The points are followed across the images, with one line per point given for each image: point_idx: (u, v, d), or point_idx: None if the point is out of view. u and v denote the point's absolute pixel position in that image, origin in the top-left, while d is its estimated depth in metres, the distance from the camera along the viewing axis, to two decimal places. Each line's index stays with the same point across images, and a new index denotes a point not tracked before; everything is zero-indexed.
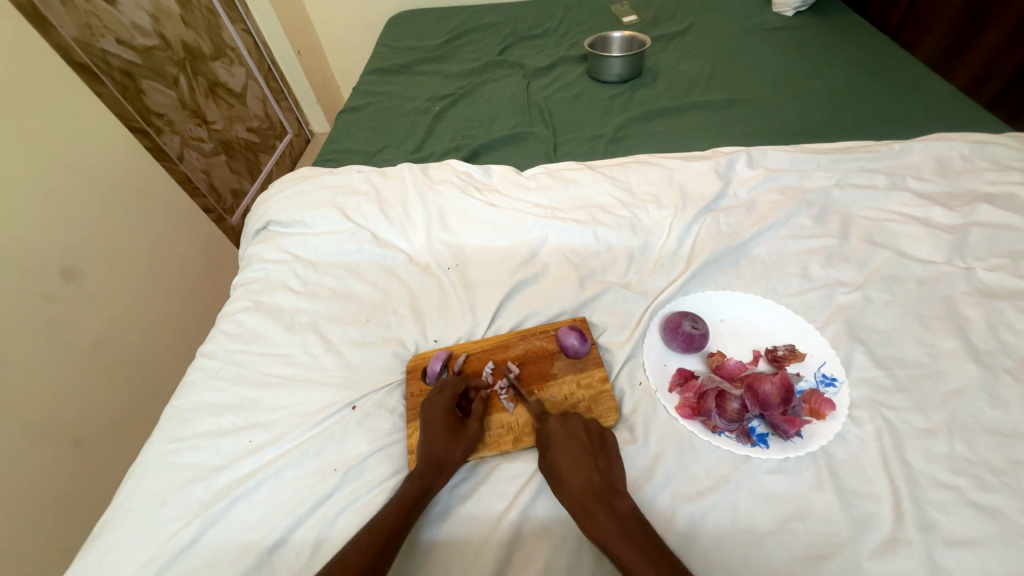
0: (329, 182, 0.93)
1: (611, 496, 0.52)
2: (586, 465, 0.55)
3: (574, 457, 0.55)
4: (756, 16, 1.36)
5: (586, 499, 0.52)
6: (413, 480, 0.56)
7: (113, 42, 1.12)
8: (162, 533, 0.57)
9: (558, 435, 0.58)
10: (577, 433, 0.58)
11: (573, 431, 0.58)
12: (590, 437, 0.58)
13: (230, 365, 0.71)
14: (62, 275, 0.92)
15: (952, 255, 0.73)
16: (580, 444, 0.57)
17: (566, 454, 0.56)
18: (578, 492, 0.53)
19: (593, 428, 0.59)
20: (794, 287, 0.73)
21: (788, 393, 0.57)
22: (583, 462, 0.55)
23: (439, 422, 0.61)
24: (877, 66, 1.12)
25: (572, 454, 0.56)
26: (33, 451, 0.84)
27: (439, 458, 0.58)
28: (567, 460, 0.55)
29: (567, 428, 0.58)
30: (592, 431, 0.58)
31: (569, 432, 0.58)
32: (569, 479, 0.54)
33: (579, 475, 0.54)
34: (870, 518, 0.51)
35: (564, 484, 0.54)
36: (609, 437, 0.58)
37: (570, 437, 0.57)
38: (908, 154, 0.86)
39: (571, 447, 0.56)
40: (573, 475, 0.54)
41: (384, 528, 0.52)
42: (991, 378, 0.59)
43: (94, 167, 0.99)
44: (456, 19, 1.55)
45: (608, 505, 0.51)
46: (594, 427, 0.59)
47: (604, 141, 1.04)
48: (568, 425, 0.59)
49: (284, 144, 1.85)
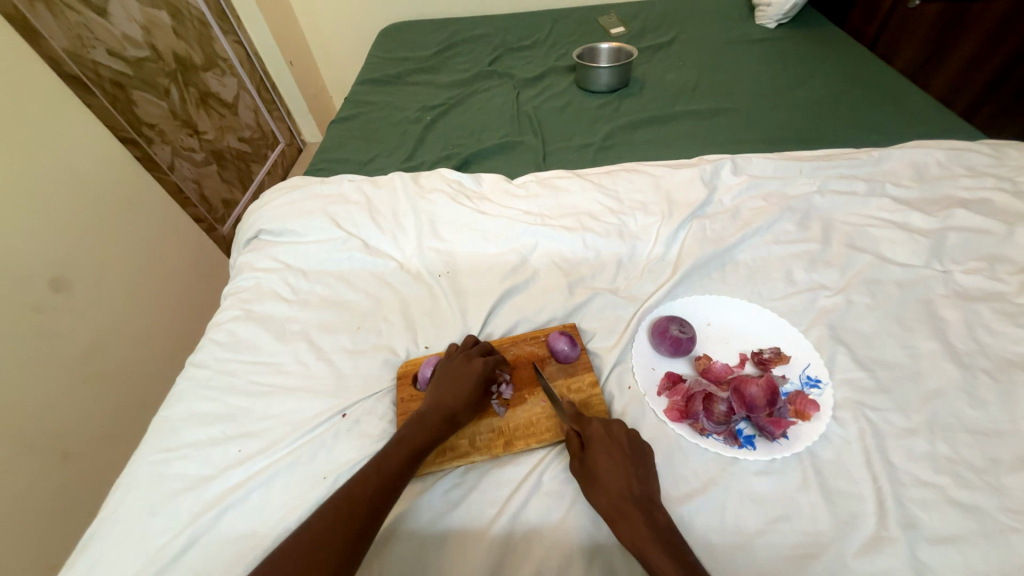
0: (320, 191, 0.93)
1: (650, 505, 0.52)
2: (626, 470, 0.54)
3: (615, 462, 0.55)
4: (739, 28, 1.40)
5: (624, 505, 0.52)
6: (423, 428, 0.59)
7: (104, 53, 1.12)
8: (150, 544, 0.57)
9: (600, 438, 0.57)
10: (618, 438, 0.57)
11: (615, 436, 0.57)
12: (631, 443, 0.57)
13: (220, 375, 0.71)
14: (51, 285, 0.92)
15: (931, 258, 0.75)
16: (622, 450, 0.56)
17: (607, 455, 0.55)
18: (616, 497, 0.52)
19: (634, 435, 0.58)
20: (779, 291, 0.74)
21: (774, 394, 0.59)
22: (623, 469, 0.54)
23: (464, 383, 0.63)
24: (857, 76, 1.15)
25: (612, 458, 0.55)
26: (19, 464, 0.83)
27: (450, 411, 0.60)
28: (608, 464, 0.54)
29: (608, 432, 0.57)
30: (633, 437, 0.57)
31: (610, 436, 0.57)
32: (608, 483, 0.53)
33: (619, 480, 0.53)
34: (855, 517, 0.52)
35: (602, 487, 0.53)
36: (648, 447, 0.57)
37: (611, 442, 0.56)
38: (886, 161, 0.88)
39: (612, 451, 0.55)
40: (611, 479, 0.53)
41: (395, 464, 0.56)
42: (969, 378, 0.61)
43: (84, 178, 0.99)
44: (447, 30, 1.57)
45: (646, 512, 0.51)
46: (636, 434, 0.58)
47: (593, 149, 1.06)
48: (610, 429, 0.58)
49: (275, 154, 1.86)
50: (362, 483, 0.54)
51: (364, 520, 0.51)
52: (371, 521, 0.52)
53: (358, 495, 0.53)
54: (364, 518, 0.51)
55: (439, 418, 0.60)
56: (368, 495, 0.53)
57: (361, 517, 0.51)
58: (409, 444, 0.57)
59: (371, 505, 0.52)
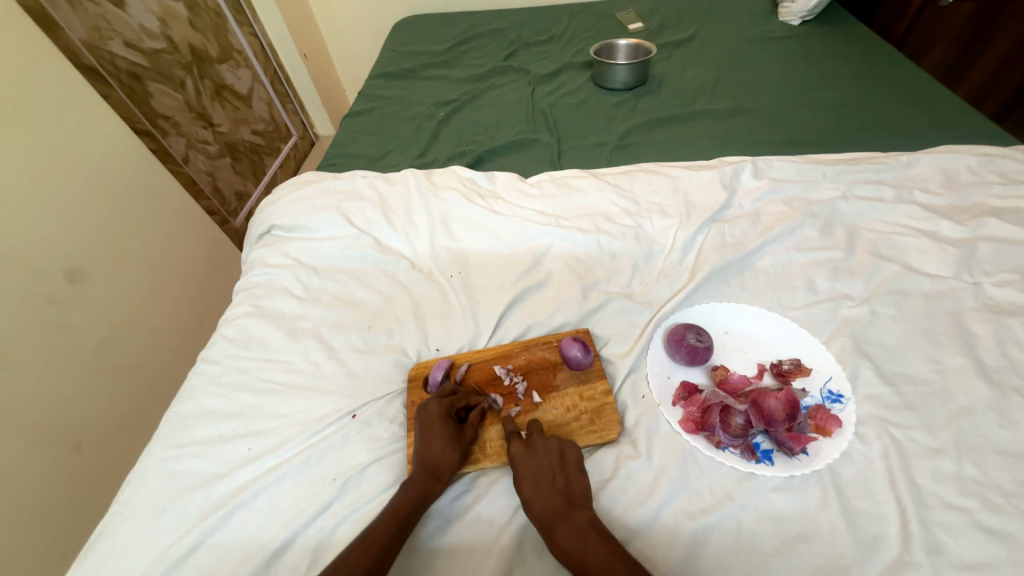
0: (333, 187, 0.93)
1: (571, 511, 0.52)
2: (544, 487, 0.54)
3: (535, 478, 0.55)
4: (762, 25, 1.36)
5: (548, 518, 0.52)
6: (409, 489, 0.56)
7: (121, 45, 1.12)
8: (160, 543, 0.57)
9: (518, 455, 0.57)
10: (535, 451, 0.57)
11: (532, 449, 0.57)
12: (550, 455, 0.57)
13: (231, 371, 0.71)
14: (66, 277, 0.92)
15: (960, 269, 0.72)
16: (539, 463, 0.56)
17: (526, 474, 0.56)
18: (540, 512, 0.53)
19: (552, 444, 0.58)
20: (799, 299, 0.72)
21: (793, 409, 0.57)
22: (543, 482, 0.55)
23: (439, 428, 0.60)
24: (883, 75, 1.12)
25: (532, 474, 0.55)
26: (33, 455, 0.84)
27: (435, 464, 0.57)
28: (528, 483, 0.55)
29: (526, 448, 0.58)
30: (552, 448, 0.58)
31: (528, 451, 0.57)
32: (531, 500, 0.54)
33: (540, 495, 0.54)
34: (878, 539, 0.50)
35: (529, 507, 0.54)
36: (567, 451, 0.58)
37: (530, 457, 0.57)
38: (915, 166, 0.85)
39: (530, 469, 0.56)
40: (534, 498, 0.54)
41: (391, 523, 0.53)
42: (1000, 396, 0.58)
43: (100, 170, 0.99)
44: (463, 24, 1.55)
45: (568, 520, 0.51)
46: (554, 444, 0.58)
47: (609, 148, 1.04)
48: (528, 444, 0.58)
49: (288, 147, 1.86)
50: (380, 523, 0.53)
51: (377, 562, 0.50)
52: (384, 561, 0.51)
53: (376, 534, 0.52)
54: (376, 558, 0.50)
55: (422, 470, 0.57)
56: (384, 533, 0.52)
57: (374, 557, 0.50)
58: (407, 497, 0.55)
59: (385, 544, 0.51)
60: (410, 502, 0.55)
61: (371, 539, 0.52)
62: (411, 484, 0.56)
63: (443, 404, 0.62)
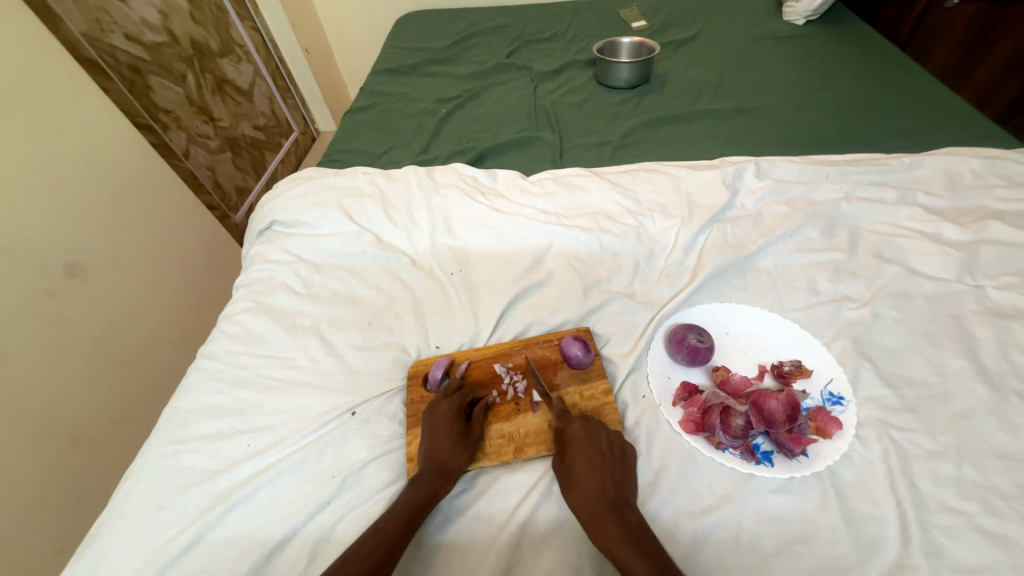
0: (334, 183, 0.92)
1: (623, 507, 0.52)
2: (601, 473, 0.54)
3: (593, 464, 0.55)
4: (766, 24, 1.36)
5: (597, 505, 0.52)
6: (416, 486, 0.56)
7: (121, 38, 1.11)
8: (158, 538, 0.57)
9: (578, 439, 0.57)
10: (596, 439, 0.57)
11: (593, 437, 0.57)
12: (611, 444, 0.57)
13: (230, 367, 0.71)
14: (65, 272, 0.92)
15: (962, 272, 0.72)
16: (599, 452, 0.56)
17: (585, 457, 0.56)
18: (589, 496, 0.53)
19: (613, 436, 0.58)
20: (800, 301, 0.72)
21: (794, 410, 0.57)
22: (601, 470, 0.55)
23: (445, 427, 0.60)
24: (887, 76, 1.11)
25: (589, 460, 0.55)
26: (31, 448, 0.84)
27: (443, 463, 0.57)
28: (585, 466, 0.55)
29: (589, 433, 0.58)
30: (613, 439, 0.58)
31: (591, 437, 0.57)
32: (582, 484, 0.54)
33: (593, 482, 0.54)
34: (877, 542, 0.50)
35: (577, 489, 0.54)
36: (628, 446, 0.58)
37: (592, 443, 0.57)
38: (918, 168, 0.85)
39: (590, 453, 0.56)
40: (588, 481, 0.54)
41: (399, 519, 0.53)
42: (1001, 400, 0.58)
43: (101, 164, 0.99)
44: (466, 20, 1.54)
45: (619, 513, 0.51)
46: (615, 436, 0.58)
47: (612, 147, 1.04)
48: (592, 430, 0.58)
49: (289, 142, 1.85)
50: (390, 519, 0.53)
51: (386, 557, 0.50)
52: (390, 560, 0.50)
53: (384, 529, 0.52)
54: (385, 554, 0.50)
55: (430, 468, 0.57)
56: (389, 529, 0.52)
57: (380, 556, 0.50)
58: (416, 493, 0.55)
59: (394, 540, 0.51)
60: (419, 498, 0.55)
61: (380, 534, 0.52)
62: (418, 482, 0.56)
63: (453, 404, 0.62)
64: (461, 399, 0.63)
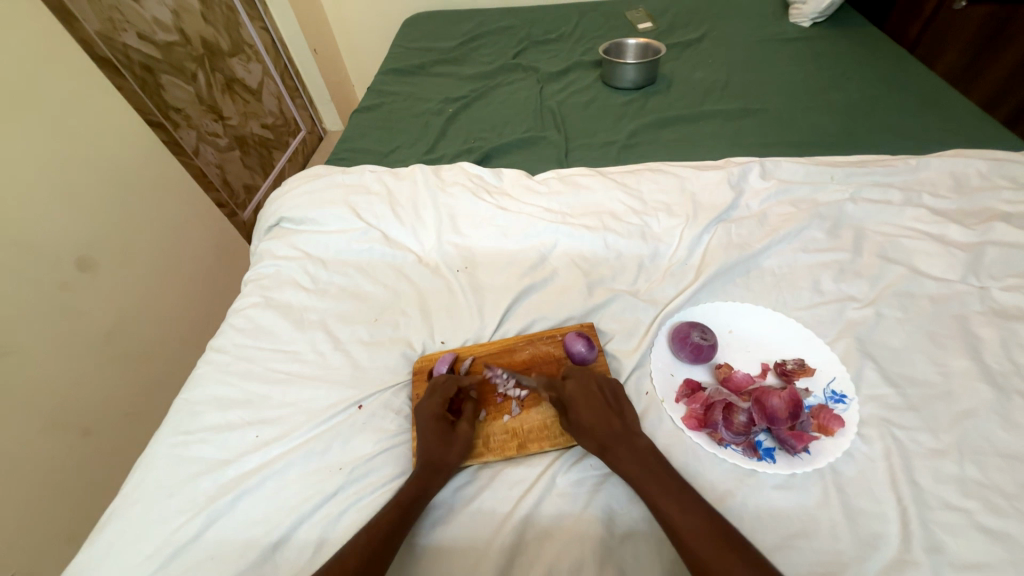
0: (342, 181, 0.94)
1: (630, 436, 0.57)
2: (608, 418, 0.58)
3: (595, 409, 0.59)
4: (772, 26, 1.36)
5: (608, 439, 0.56)
6: (410, 481, 0.57)
7: (134, 37, 1.13)
8: (168, 525, 0.58)
9: (575, 393, 0.61)
10: (590, 389, 0.61)
11: (587, 388, 0.61)
12: (605, 392, 0.61)
13: (239, 360, 0.72)
14: (77, 265, 0.93)
15: (967, 273, 0.72)
16: (597, 397, 0.60)
17: (587, 410, 0.59)
18: (600, 434, 0.57)
19: (604, 385, 0.62)
20: (804, 300, 0.72)
21: (796, 407, 0.57)
22: (604, 412, 0.59)
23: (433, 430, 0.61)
24: (894, 78, 1.11)
25: (591, 407, 0.59)
26: (44, 437, 0.86)
27: (435, 461, 0.58)
28: (589, 413, 0.59)
29: (581, 387, 0.62)
30: (604, 387, 0.62)
31: (584, 389, 0.61)
32: (591, 427, 0.58)
33: (600, 422, 0.58)
34: (877, 538, 0.51)
35: (589, 433, 0.58)
36: (619, 390, 0.63)
37: (588, 393, 0.61)
38: (924, 170, 0.85)
39: (591, 402, 0.60)
40: (595, 424, 0.58)
41: (393, 512, 0.54)
42: (1004, 400, 0.58)
43: (115, 162, 1.01)
44: (473, 21, 1.56)
45: (627, 444, 0.56)
46: (607, 383, 0.63)
47: (616, 147, 1.04)
48: (583, 383, 0.62)
49: (296, 141, 1.87)
50: (384, 514, 0.54)
51: (380, 553, 0.51)
52: (384, 556, 0.51)
53: (379, 524, 0.53)
54: (379, 547, 0.51)
55: (423, 465, 0.58)
56: (384, 523, 0.53)
57: (373, 550, 0.51)
58: (408, 488, 0.56)
59: (387, 534, 0.52)
60: (410, 493, 0.56)
61: (376, 527, 0.53)
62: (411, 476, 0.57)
63: (435, 402, 0.63)
64: (444, 395, 0.64)
